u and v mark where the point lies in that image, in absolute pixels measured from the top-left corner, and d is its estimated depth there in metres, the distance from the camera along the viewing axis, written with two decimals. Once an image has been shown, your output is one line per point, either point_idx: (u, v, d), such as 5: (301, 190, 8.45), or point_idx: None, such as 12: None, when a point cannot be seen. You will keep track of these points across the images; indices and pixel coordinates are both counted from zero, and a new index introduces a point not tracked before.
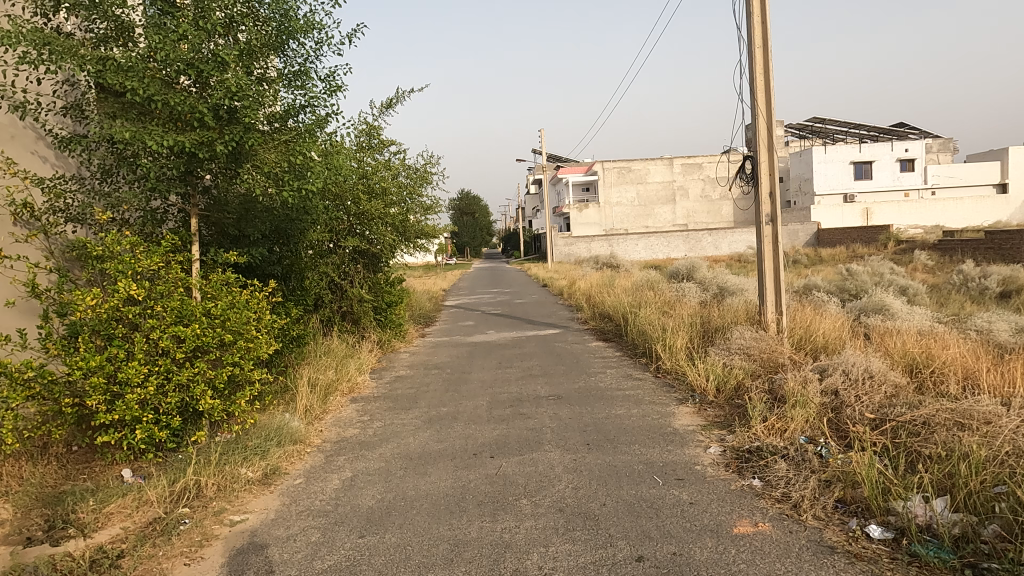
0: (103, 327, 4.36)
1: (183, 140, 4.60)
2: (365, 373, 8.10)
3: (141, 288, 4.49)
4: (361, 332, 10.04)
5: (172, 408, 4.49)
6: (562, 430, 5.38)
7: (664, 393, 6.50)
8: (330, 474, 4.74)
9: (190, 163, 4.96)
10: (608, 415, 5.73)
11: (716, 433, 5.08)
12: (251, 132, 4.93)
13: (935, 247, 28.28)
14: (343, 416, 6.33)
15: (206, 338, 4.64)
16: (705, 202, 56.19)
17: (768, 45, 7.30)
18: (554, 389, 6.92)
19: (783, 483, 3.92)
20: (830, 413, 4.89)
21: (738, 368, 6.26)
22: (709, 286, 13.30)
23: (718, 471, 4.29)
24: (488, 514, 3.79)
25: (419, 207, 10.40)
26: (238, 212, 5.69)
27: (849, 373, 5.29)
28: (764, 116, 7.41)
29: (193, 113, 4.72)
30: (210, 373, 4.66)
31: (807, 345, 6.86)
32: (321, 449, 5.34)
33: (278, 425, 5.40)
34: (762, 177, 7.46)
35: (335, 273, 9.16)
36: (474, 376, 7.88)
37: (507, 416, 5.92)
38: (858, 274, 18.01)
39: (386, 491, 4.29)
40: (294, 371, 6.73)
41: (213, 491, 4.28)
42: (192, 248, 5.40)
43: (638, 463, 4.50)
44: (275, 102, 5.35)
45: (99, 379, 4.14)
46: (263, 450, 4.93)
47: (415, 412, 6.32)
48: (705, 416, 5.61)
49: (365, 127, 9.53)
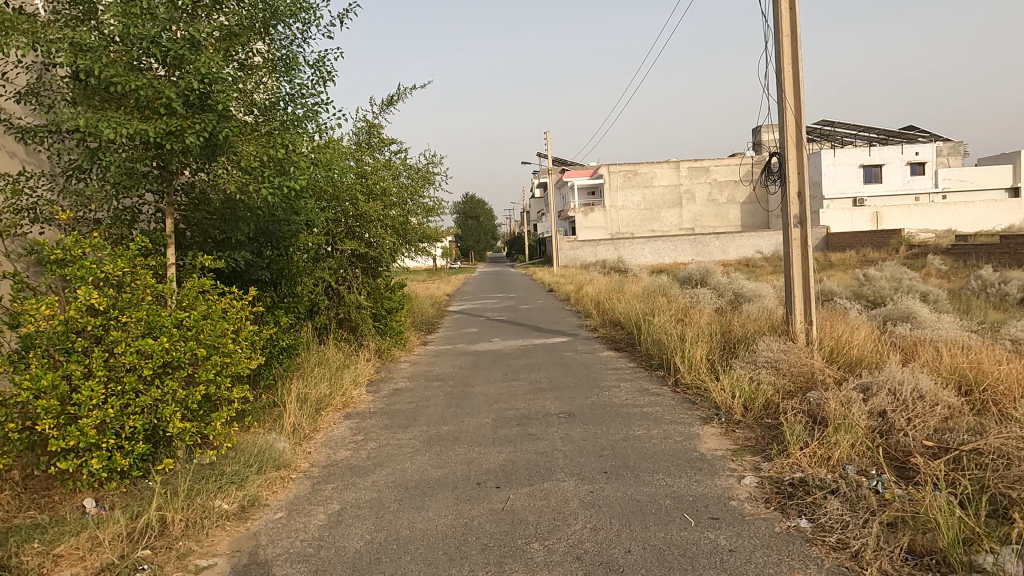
0: (60, 340, 3.92)
1: (146, 129, 3.98)
2: (360, 385, 7.55)
3: (102, 297, 4.05)
4: (359, 340, 9.50)
5: (136, 432, 4.03)
6: (575, 455, 4.81)
7: (686, 411, 5.93)
8: (315, 507, 4.19)
9: (160, 156, 4.39)
10: (627, 438, 5.17)
11: (749, 460, 4.53)
12: (226, 122, 4.29)
13: (950, 252, 27.65)
14: (335, 436, 5.78)
15: (175, 354, 4.14)
16: (712, 207, 55.57)
17: (797, 32, 6.75)
18: (564, 405, 6.37)
19: (838, 526, 3.35)
20: (879, 439, 4.34)
21: (767, 384, 5.73)
22: (724, 291, 12.74)
23: (758, 509, 3.71)
24: (493, 563, 3.25)
25: (420, 209, 9.90)
26: (219, 214, 5.13)
27: (896, 393, 4.72)
28: (793, 109, 6.83)
29: (161, 100, 4.11)
30: (180, 393, 4.19)
31: (840, 358, 6.29)
32: (308, 476, 4.79)
33: (259, 448, 4.87)
34: (790, 174, 6.87)
35: (331, 278, 8.67)
36: (478, 390, 7.32)
37: (514, 437, 5.38)
38: (876, 280, 17.44)
39: (376, 530, 3.74)
40: (282, 386, 6.18)
41: (180, 529, 3.77)
42: (167, 253, 4.87)
43: (665, 497, 3.94)
44: (258, 89, 4.77)
45: (51, 401, 3.70)
46: (241, 477, 4.41)
47: (412, 432, 5.76)
48: (734, 439, 5.04)
49: (365, 125, 9.15)
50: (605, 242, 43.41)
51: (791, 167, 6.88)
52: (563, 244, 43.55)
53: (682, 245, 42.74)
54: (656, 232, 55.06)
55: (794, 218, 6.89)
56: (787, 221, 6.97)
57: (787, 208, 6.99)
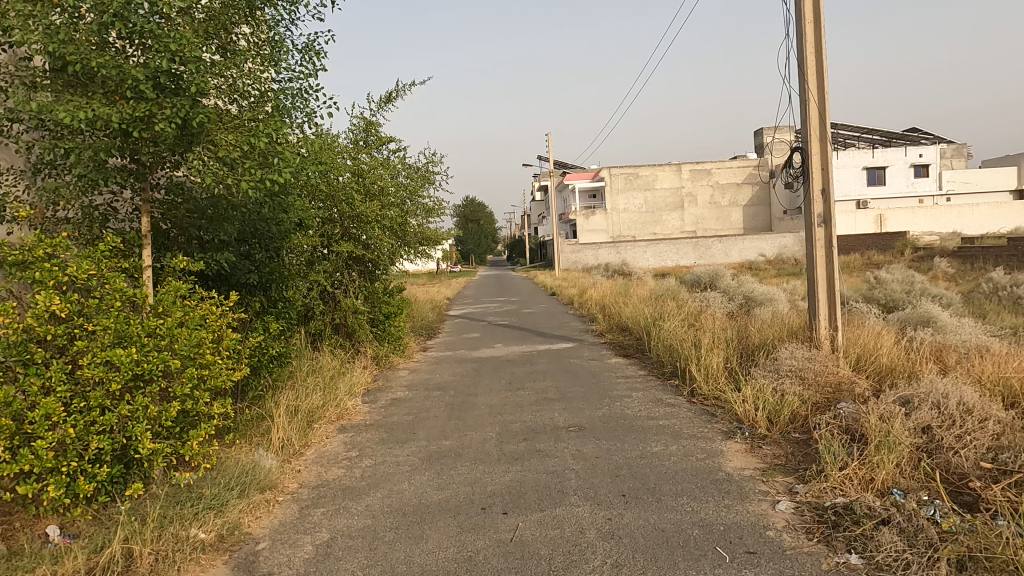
0: (16, 351, 3.51)
1: (113, 114, 3.57)
2: (356, 395, 7.12)
3: (66, 303, 3.64)
4: (356, 346, 9.07)
5: (102, 453, 3.61)
6: (589, 475, 4.39)
7: (704, 425, 5.51)
8: (302, 536, 3.76)
9: (131, 147, 3.98)
10: (644, 455, 4.75)
11: (781, 481, 4.11)
12: (203, 107, 3.87)
13: (957, 255, 27.27)
14: (328, 452, 5.36)
15: (146, 365, 3.72)
16: (715, 209, 55.12)
17: (820, 19, 6.36)
18: (573, 417, 5.94)
19: (896, 564, 2.93)
20: (926, 458, 3.92)
21: (793, 395, 5.30)
22: (734, 295, 12.32)
23: (799, 541, 3.29)
24: None
25: (419, 210, 9.50)
26: (201, 212, 4.71)
27: (941, 406, 4.30)
28: (816, 101, 6.43)
29: (131, 83, 3.70)
30: (153, 409, 3.76)
31: (869, 366, 5.87)
32: (296, 498, 4.37)
33: (243, 468, 4.44)
34: (814, 170, 6.47)
35: (326, 281, 8.27)
36: (480, 401, 6.89)
37: (521, 453, 4.96)
38: (888, 283, 17.00)
39: (368, 566, 3.32)
40: (270, 398, 5.76)
41: (149, 564, 3.35)
42: (142, 254, 4.45)
43: (693, 527, 3.52)
44: (241, 73, 4.36)
45: (3, 419, 3.28)
46: (221, 501, 3.98)
47: (411, 448, 5.34)
48: (761, 456, 4.62)
49: (362, 123, 8.76)
50: (607, 246, 42.97)
51: (815, 163, 6.48)
52: (564, 248, 43.15)
53: (684, 248, 42.29)
54: (658, 235, 54.62)
55: (818, 216, 6.47)
56: (810, 220, 6.56)
57: (810, 207, 6.58)
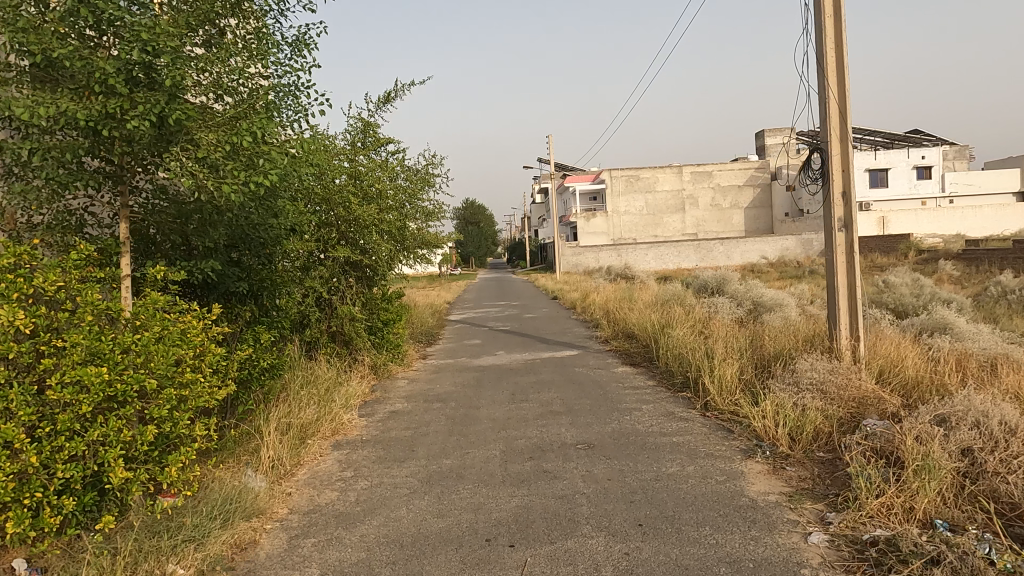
0: None
1: (81, 110, 3.26)
2: (352, 408, 6.80)
3: (33, 317, 3.32)
4: (353, 355, 8.75)
5: (69, 483, 3.28)
6: (601, 500, 4.08)
7: (721, 442, 5.19)
8: (290, 571, 3.43)
9: (105, 146, 3.67)
10: (659, 477, 4.43)
11: (811, 508, 3.79)
12: (180, 103, 3.56)
13: (963, 257, 26.98)
14: (321, 472, 5.03)
15: (119, 385, 3.40)
16: (716, 211, 54.81)
17: (840, 13, 6.06)
18: (580, 433, 5.62)
19: None
20: (971, 484, 3.60)
21: (816, 411, 4.98)
22: (742, 300, 12.02)
23: None
24: None
25: (419, 213, 9.20)
26: (184, 216, 4.39)
27: (982, 425, 3.99)
28: (837, 100, 6.12)
29: (101, 76, 3.39)
30: (127, 434, 3.43)
31: (894, 379, 5.54)
32: (285, 526, 4.04)
33: (228, 493, 4.12)
34: (834, 172, 6.16)
35: (322, 288, 7.96)
36: (483, 414, 6.57)
37: (527, 475, 4.63)
38: (896, 287, 16.71)
39: None
40: (261, 413, 5.43)
41: None
42: (119, 262, 4.13)
43: (720, 563, 3.20)
44: (226, 67, 4.05)
45: None
46: (202, 532, 3.65)
47: (409, 468, 5.01)
48: (785, 479, 4.30)
49: (359, 124, 8.46)
50: (608, 249, 42.66)
51: (834, 164, 6.18)
52: (565, 251, 42.82)
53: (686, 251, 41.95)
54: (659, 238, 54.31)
55: (838, 221, 6.16)
56: (830, 225, 6.24)
57: (830, 211, 6.26)
